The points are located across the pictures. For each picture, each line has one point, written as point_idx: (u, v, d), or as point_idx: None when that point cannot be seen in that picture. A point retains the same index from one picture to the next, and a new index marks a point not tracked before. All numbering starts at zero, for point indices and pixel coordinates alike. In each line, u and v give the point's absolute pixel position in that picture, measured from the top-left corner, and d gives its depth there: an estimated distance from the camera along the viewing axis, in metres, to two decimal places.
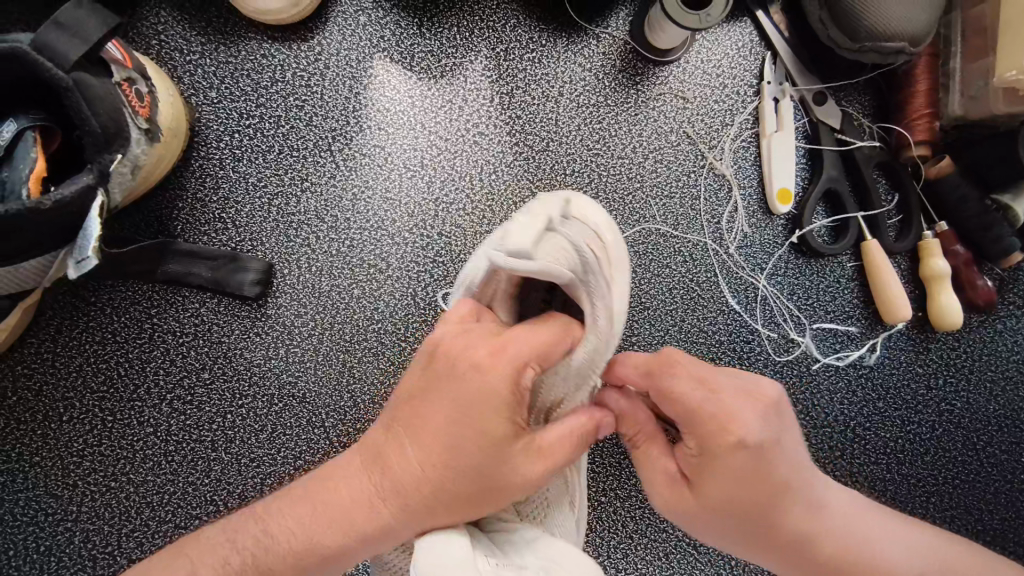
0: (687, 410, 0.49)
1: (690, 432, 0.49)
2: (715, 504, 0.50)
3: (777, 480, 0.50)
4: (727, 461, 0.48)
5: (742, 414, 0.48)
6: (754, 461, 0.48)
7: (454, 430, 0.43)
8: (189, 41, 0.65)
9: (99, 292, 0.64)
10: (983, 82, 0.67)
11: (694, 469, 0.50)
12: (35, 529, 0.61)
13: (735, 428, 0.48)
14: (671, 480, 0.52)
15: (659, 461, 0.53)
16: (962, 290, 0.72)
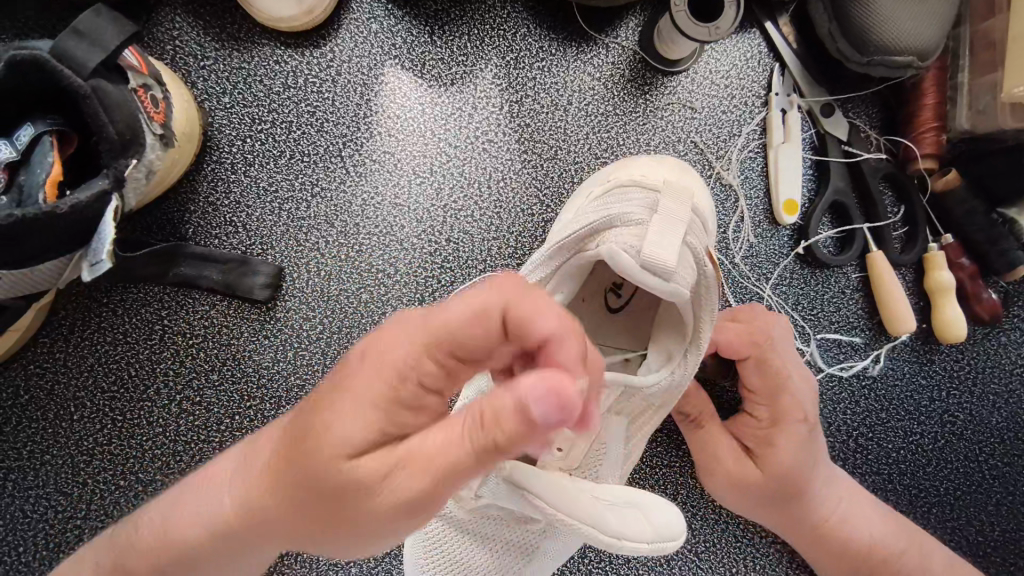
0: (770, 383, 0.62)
1: (768, 404, 0.62)
2: (776, 470, 0.60)
3: (821, 456, 0.62)
4: (794, 434, 0.60)
5: (806, 398, 0.62)
6: (811, 433, 0.61)
7: (310, 425, 0.38)
8: (203, 46, 0.66)
9: (112, 293, 0.64)
10: (990, 97, 0.67)
11: (760, 441, 0.61)
12: (45, 525, 0.62)
13: (802, 404, 0.61)
14: (735, 453, 0.62)
15: (723, 438, 0.63)
16: (967, 303, 0.72)
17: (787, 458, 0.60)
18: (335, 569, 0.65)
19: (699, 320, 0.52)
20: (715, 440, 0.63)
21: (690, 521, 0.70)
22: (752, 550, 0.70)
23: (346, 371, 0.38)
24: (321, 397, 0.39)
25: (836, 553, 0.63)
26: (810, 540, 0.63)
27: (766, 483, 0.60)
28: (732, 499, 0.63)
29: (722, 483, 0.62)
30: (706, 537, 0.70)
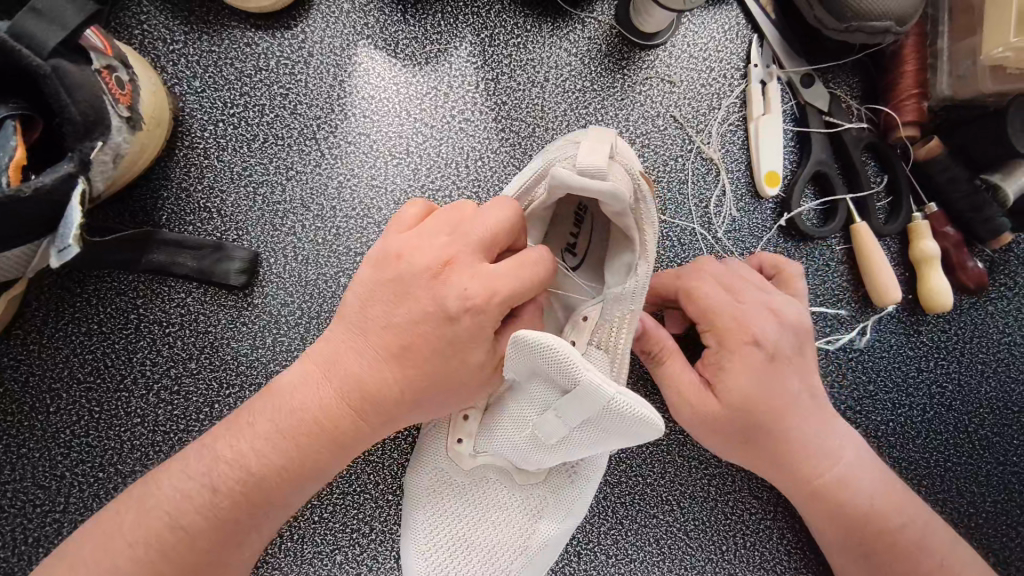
0: (708, 306, 0.59)
1: (713, 330, 0.58)
2: (733, 402, 0.56)
3: (788, 390, 0.57)
4: (749, 364, 0.56)
5: (755, 321, 0.57)
6: (768, 359, 0.56)
7: (388, 341, 0.49)
8: (172, 30, 0.65)
9: (85, 282, 0.63)
10: (971, 61, 0.66)
11: (714, 370, 0.57)
12: (23, 520, 0.61)
13: (751, 334, 0.57)
14: (695, 386, 0.58)
15: (682, 371, 0.58)
16: (953, 273, 0.72)
17: (745, 387, 0.56)
18: (321, 556, 0.64)
19: (643, 229, 0.54)
20: (677, 372, 0.58)
21: (679, 500, 0.69)
22: (742, 527, 0.69)
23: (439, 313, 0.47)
24: (407, 328, 0.48)
25: (813, 493, 0.60)
26: (797, 484, 0.60)
27: (727, 421, 0.57)
28: (693, 430, 0.60)
29: (677, 413, 0.59)
30: (695, 515, 0.69)
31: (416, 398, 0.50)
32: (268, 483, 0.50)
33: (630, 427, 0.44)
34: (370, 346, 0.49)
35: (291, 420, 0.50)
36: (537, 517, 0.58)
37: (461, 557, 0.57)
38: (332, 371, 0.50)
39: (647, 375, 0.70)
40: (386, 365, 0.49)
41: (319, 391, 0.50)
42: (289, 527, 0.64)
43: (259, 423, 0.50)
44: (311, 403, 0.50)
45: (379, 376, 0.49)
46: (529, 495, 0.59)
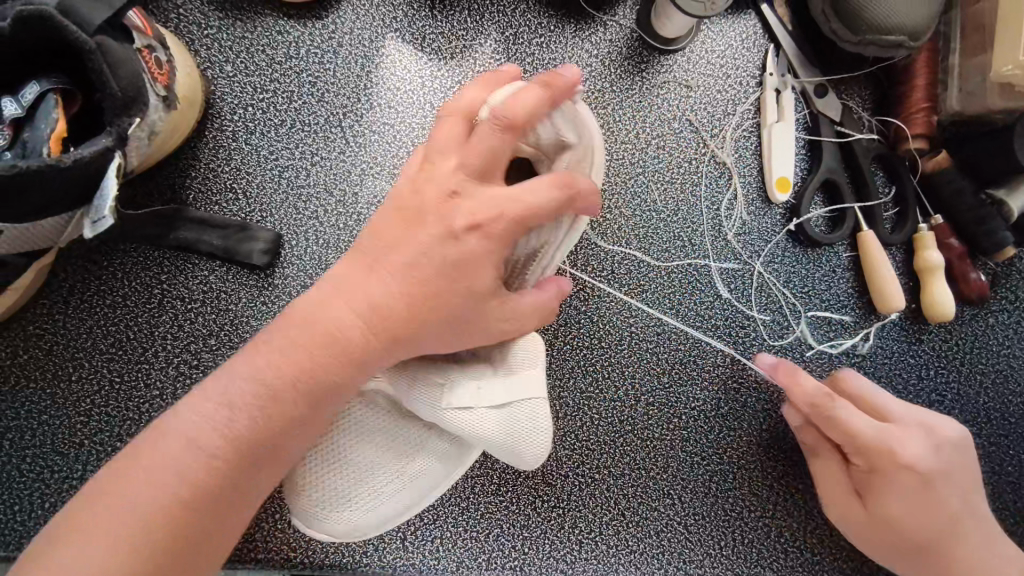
0: (858, 436, 0.64)
1: (861, 454, 0.64)
2: (881, 518, 0.64)
3: (890, 512, 0.63)
4: (898, 484, 0.63)
5: (911, 443, 0.63)
6: (919, 483, 0.63)
7: (366, 296, 0.48)
8: (207, 15, 0.67)
9: (112, 256, 0.65)
10: (980, 78, 0.69)
11: (869, 488, 0.64)
12: (41, 485, 0.63)
13: (904, 460, 0.63)
14: (845, 494, 0.66)
15: (834, 478, 0.66)
16: (955, 283, 0.73)
17: (895, 506, 0.63)
18: None
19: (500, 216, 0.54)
20: (822, 475, 0.67)
21: (681, 494, 0.70)
22: (742, 523, 0.71)
23: (391, 257, 0.48)
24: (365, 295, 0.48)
25: None
26: None
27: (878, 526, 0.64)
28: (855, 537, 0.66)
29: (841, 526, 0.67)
30: (695, 510, 0.70)
31: (335, 339, 0.47)
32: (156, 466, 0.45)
33: (522, 447, 0.59)
34: (249, 393, 0.46)
35: (222, 417, 0.46)
36: (401, 472, 0.62)
37: (317, 496, 0.60)
38: (259, 368, 0.47)
39: (654, 370, 0.71)
40: (309, 353, 0.47)
41: (245, 381, 0.46)
42: None
43: (178, 441, 0.45)
44: (240, 399, 0.46)
45: (283, 365, 0.47)
46: (408, 444, 0.62)
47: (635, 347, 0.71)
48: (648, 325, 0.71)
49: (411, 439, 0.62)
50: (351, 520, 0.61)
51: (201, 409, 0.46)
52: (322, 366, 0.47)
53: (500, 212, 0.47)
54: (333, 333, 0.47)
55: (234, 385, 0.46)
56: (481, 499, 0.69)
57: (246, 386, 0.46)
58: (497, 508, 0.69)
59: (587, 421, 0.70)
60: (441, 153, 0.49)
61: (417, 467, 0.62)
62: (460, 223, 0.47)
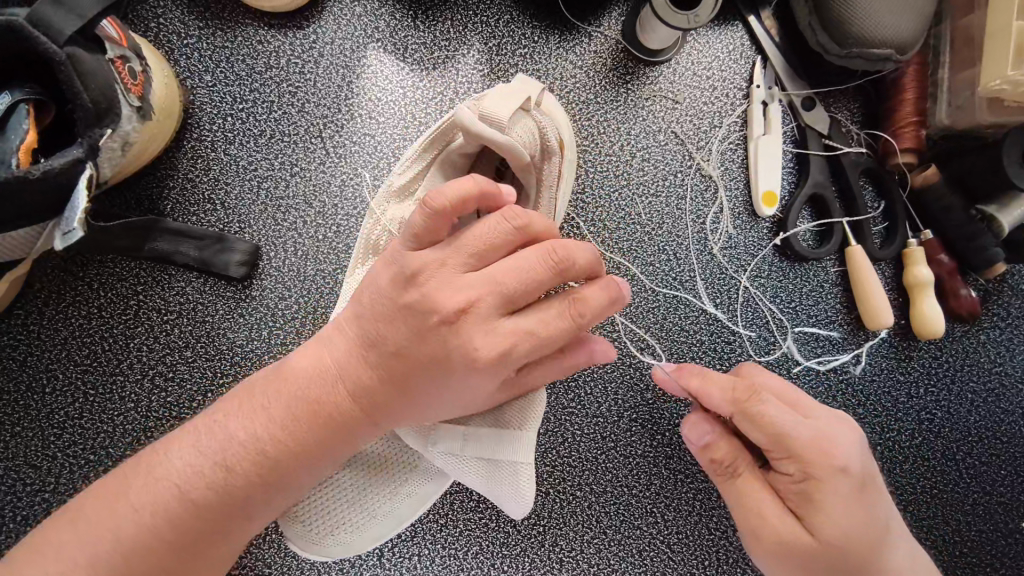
0: (786, 436, 0.52)
1: (791, 458, 0.52)
2: (825, 540, 0.51)
3: (843, 534, 0.51)
4: (840, 494, 0.51)
5: (840, 440, 0.53)
6: (854, 487, 0.52)
7: (354, 366, 0.49)
8: (187, 24, 0.67)
9: (87, 267, 0.64)
10: (969, 92, 0.68)
11: (802, 500, 0.52)
12: (13, 498, 0.62)
13: (841, 459, 0.52)
14: (772, 513, 0.53)
15: (756, 493, 0.54)
16: (945, 299, 0.72)
17: (843, 521, 0.51)
18: None
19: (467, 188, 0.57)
20: (752, 495, 0.54)
21: (664, 513, 0.69)
22: (726, 543, 0.69)
23: (378, 332, 0.49)
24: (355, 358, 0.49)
25: None
26: None
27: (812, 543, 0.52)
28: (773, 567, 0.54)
29: (757, 552, 0.54)
30: (678, 528, 0.69)
31: (321, 409, 0.49)
32: (126, 491, 0.48)
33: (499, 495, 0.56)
34: (234, 442, 0.49)
35: (208, 469, 0.48)
36: (394, 492, 0.60)
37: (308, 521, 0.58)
38: (250, 425, 0.49)
39: (637, 385, 0.70)
40: (297, 415, 0.49)
41: (239, 431, 0.49)
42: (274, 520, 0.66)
43: (164, 476, 0.48)
44: (229, 450, 0.49)
45: (273, 427, 0.49)
46: (401, 459, 0.60)
47: (618, 362, 0.70)
48: (632, 339, 0.70)
49: (403, 454, 0.60)
50: (347, 542, 0.59)
51: (193, 456, 0.49)
52: (307, 430, 0.49)
53: (479, 298, 0.47)
54: (320, 397, 0.49)
55: (228, 434, 0.49)
56: (460, 516, 0.68)
57: (235, 438, 0.49)
58: (477, 525, 0.68)
59: (569, 437, 0.69)
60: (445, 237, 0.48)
61: (411, 485, 0.60)
62: (444, 310, 0.47)
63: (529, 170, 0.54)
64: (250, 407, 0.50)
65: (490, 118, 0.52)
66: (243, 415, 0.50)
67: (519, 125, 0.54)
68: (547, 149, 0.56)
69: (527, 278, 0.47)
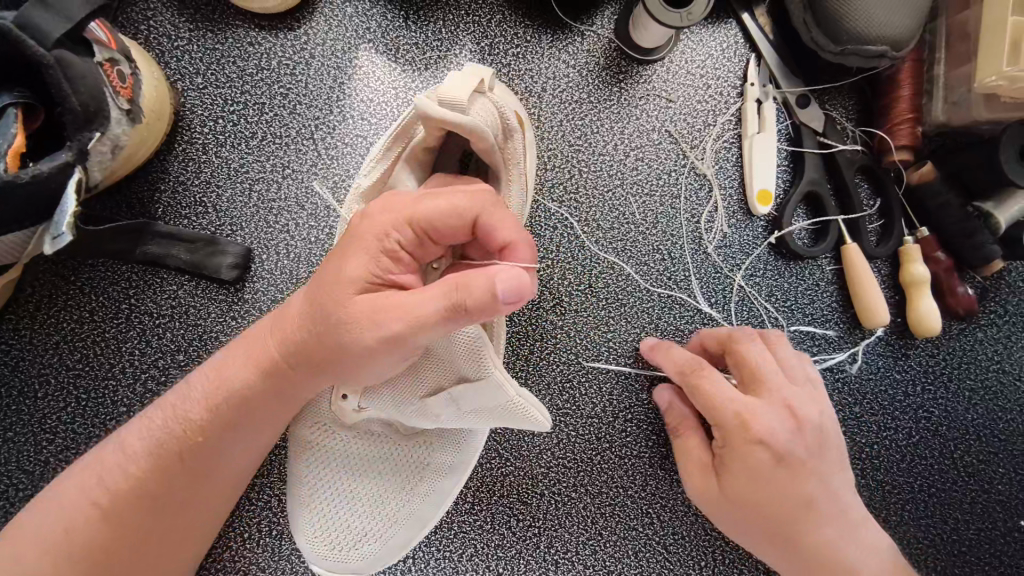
0: (711, 404, 0.56)
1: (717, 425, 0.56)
2: (734, 495, 0.56)
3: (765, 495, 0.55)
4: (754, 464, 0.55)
5: (764, 416, 0.55)
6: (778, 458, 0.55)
7: (313, 308, 0.48)
8: (178, 27, 0.66)
9: (79, 270, 0.64)
10: (964, 88, 0.67)
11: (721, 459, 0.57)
12: (5, 503, 0.62)
13: (761, 431, 0.55)
14: (703, 467, 0.59)
15: (696, 449, 0.60)
16: (942, 297, 0.72)
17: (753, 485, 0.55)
18: (298, 553, 0.65)
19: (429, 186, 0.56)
20: (691, 449, 0.61)
21: (660, 514, 0.69)
22: (722, 543, 0.69)
23: (330, 267, 0.47)
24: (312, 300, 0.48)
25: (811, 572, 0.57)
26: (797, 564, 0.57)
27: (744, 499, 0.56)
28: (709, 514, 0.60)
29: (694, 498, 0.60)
30: (674, 529, 0.69)
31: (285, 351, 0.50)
32: (115, 446, 0.53)
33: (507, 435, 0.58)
34: (213, 384, 0.52)
35: (185, 412, 0.52)
36: (409, 496, 0.61)
37: (332, 538, 0.59)
38: (185, 386, 0.54)
39: (633, 386, 0.70)
40: (263, 358, 0.51)
41: (170, 393, 0.54)
42: (269, 523, 0.66)
43: (146, 425, 0.53)
44: (192, 394, 0.53)
45: (240, 369, 0.52)
46: (413, 463, 0.62)
47: (613, 363, 0.70)
48: (627, 340, 0.70)
49: (414, 457, 0.62)
50: (375, 552, 0.61)
51: (142, 414, 0.54)
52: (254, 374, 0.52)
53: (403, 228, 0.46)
54: (280, 336, 0.51)
55: (169, 397, 0.54)
56: (455, 518, 0.67)
57: (177, 401, 0.53)
58: (472, 527, 0.67)
59: (564, 438, 0.69)
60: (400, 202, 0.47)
61: (426, 485, 0.62)
62: (377, 236, 0.46)
63: (495, 154, 0.53)
64: (229, 357, 0.53)
65: (450, 102, 0.51)
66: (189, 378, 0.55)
67: (478, 108, 0.53)
68: (509, 130, 0.55)
69: (451, 215, 0.45)
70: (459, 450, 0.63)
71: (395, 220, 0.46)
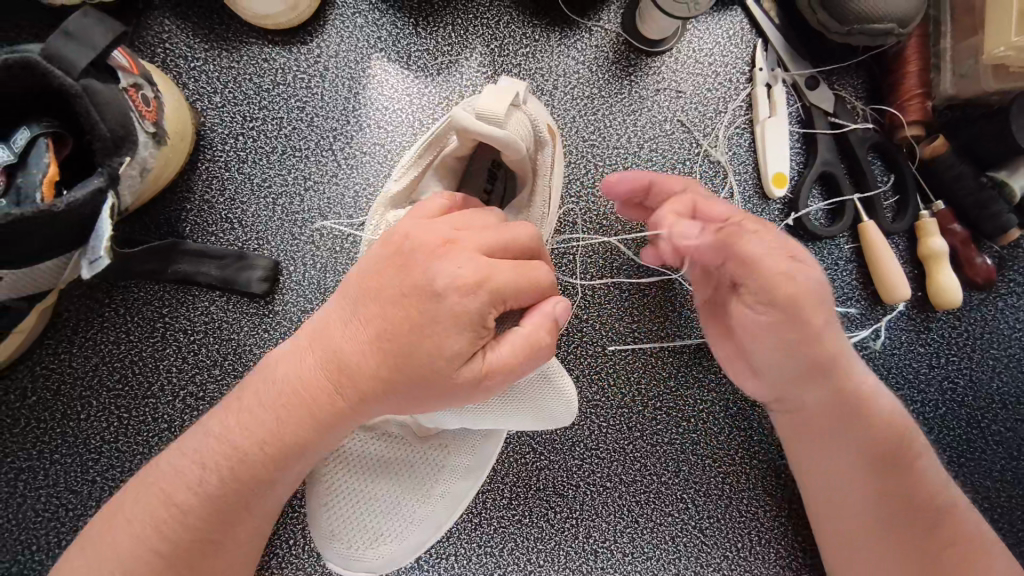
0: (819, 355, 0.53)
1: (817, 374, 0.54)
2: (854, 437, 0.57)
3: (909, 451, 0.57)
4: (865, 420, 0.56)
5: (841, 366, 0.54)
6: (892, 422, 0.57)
7: (376, 354, 0.48)
8: (193, 47, 0.67)
9: (113, 293, 0.66)
10: (973, 61, 0.68)
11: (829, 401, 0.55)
12: (56, 524, 0.63)
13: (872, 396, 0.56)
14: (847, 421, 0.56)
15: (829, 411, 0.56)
16: (961, 268, 0.72)
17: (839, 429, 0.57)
18: None
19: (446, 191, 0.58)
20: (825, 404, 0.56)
21: (694, 498, 0.70)
22: (758, 524, 0.70)
23: (393, 314, 0.47)
24: (372, 346, 0.48)
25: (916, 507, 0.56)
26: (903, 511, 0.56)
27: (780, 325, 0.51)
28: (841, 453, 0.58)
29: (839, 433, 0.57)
30: (710, 513, 0.70)
31: (346, 401, 0.49)
32: (166, 491, 0.52)
33: (544, 418, 0.61)
34: (258, 432, 0.50)
35: (232, 456, 0.51)
36: (426, 497, 0.62)
37: (351, 535, 0.59)
38: (228, 433, 0.51)
39: (660, 375, 0.71)
40: (313, 399, 0.50)
41: (214, 446, 0.52)
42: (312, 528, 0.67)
43: (197, 472, 0.52)
44: (236, 442, 0.51)
45: (287, 418, 0.50)
46: (430, 465, 0.63)
47: (640, 353, 0.71)
48: (651, 330, 0.71)
49: (431, 458, 0.63)
50: (392, 554, 0.61)
51: (189, 466, 0.52)
52: (305, 418, 0.50)
53: (479, 290, 0.46)
54: (329, 378, 0.49)
55: (213, 446, 0.52)
56: (494, 513, 0.69)
57: (222, 454, 0.51)
58: (511, 522, 0.69)
59: (595, 429, 0.70)
60: (466, 254, 0.47)
61: (444, 485, 0.63)
62: (449, 297, 0.46)
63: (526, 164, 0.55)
64: (270, 409, 0.51)
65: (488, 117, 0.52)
66: (226, 425, 0.52)
67: (514, 122, 0.53)
68: (540, 142, 0.57)
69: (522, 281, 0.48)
70: (475, 454, 0.65)
71: (474, 293, 0.46)
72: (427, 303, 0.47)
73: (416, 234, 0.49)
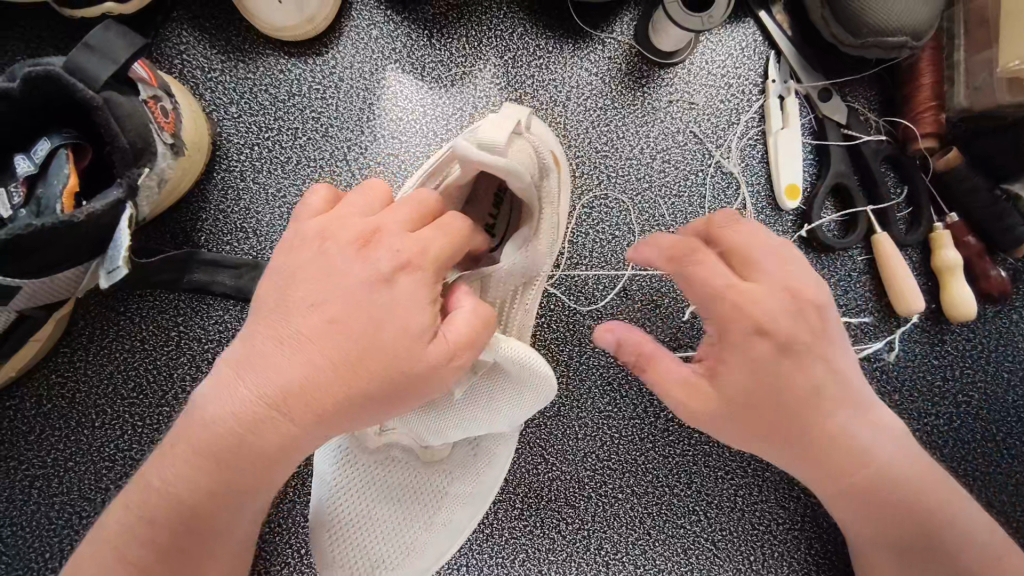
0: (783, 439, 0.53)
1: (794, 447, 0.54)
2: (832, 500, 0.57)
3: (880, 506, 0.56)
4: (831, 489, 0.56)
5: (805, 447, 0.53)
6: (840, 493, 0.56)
7: (329, 355, 0.42)
8: (210, 59, 0.68)
9: (129, 302, 0.66)
10: (987, 73, 0.68)
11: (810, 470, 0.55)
12: (69, 532, 0.63)
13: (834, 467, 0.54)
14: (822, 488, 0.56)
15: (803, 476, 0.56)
16: (975, 281, 0.72)
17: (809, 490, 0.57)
18: None
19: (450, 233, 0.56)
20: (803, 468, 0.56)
21: (706, 510, 0.70)
22: (770, 537, 0.69)
23: (333, 304, 0.43)
24: (324, 345, 0.42)
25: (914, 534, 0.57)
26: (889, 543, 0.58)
27: (743, 415, 0.51)
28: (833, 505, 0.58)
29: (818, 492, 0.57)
30: (722, 525, 0.69)
31: (301, 414, 0.43)
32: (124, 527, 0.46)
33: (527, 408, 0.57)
34: (207, 458, 0.43)
35: (184, 486, 0.44)
36: (430, 522, 0.60)
37: (350, 560, 0.56)
38: (174, 460, 0.45)
39: None
40: (261, 419, 0.43)
41: (163, 475, 0.45)
42: None
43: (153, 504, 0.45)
44: (184, 472, 0.44)
45: (233, 441, 0.43)
46: (433, 491, 0.61)
47: None
48: (663, 340, 0.70)
49: (435, 484, 0.61)
50: None
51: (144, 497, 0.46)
52: (252, 439, 0.43)
53: (414, 260, 0.44)
54: (273, 393, 0.42)
55: (163, 478, 0.45)
56: (505, 524, 0.68)
57: (172, 482, 0.45)
58: (522, 532, 0.68)
59: (607, 440, 0.70)
60: (398, 235, 0.45)
61: (446, 511, 0.61)
62: (388, 272, 0.44)
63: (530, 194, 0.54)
64: (209, 434, 0.44)
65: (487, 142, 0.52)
66: (174, 456, 0.45)
67: (515, 148, 0.54)
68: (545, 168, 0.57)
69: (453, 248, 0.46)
70: (480, 481, 0.63)
71: (415, 263, 0.44)
72: (371, 286, 0.43)
73: (337, 230, 0.46)
